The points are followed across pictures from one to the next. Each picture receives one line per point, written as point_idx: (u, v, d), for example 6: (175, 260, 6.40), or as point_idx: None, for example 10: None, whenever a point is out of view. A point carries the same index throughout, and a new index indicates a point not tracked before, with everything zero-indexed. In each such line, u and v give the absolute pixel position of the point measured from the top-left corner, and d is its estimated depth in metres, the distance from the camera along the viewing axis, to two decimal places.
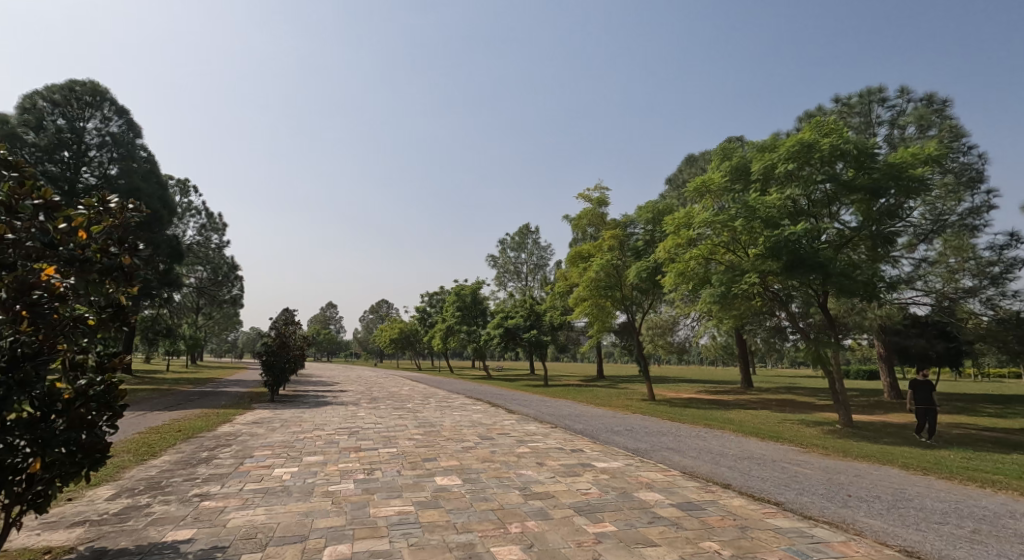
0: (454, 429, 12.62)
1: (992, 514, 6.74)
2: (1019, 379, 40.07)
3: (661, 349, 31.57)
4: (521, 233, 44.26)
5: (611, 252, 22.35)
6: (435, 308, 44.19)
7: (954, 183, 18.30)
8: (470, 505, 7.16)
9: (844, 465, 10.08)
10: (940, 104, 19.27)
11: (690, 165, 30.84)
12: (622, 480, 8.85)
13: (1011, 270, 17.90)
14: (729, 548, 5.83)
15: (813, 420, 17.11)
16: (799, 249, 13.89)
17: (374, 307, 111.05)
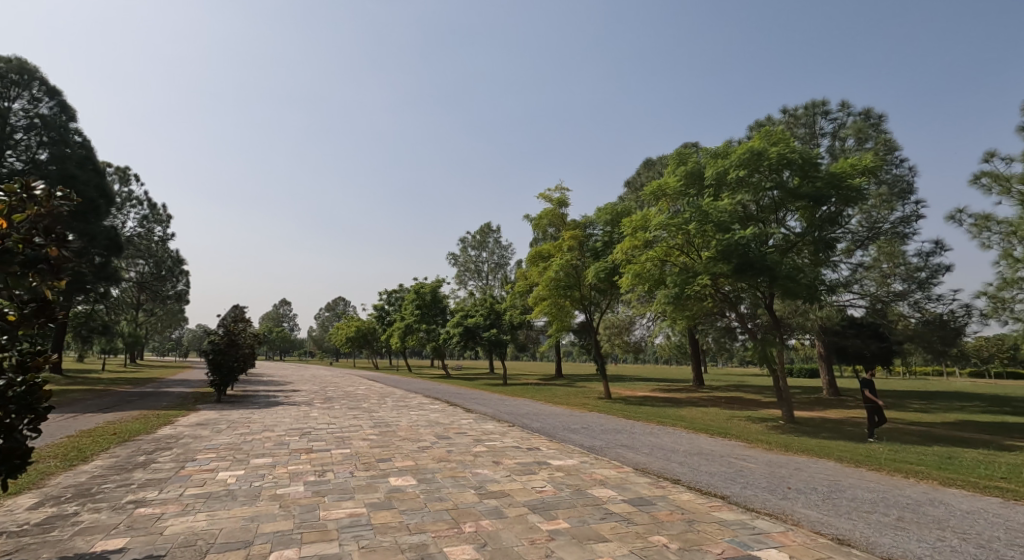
0: (411, 429, 12.53)
1: (916, 502, 7.20)
2: (943, 377, 42.80)
3: (618, 348, 32.11)
4: (481, 233, 44.24)
5: (570, 253, 22.63)
6: (393, 307, 43.61)
7: (888, 194, 19.38)
8: (424, 505, 7.15)
9: (786, 459, 10.53)
10: (876, 118, 20.41)
11: (647, 169, 31.49)
12: (576, 477, 9.00)
13: (934, 275, 19.21)
14: (676, 541, 6.02)
15: (759, 416, 17.79)
16: (748, 252, 14.42)
17: (330, 307, 109.18)
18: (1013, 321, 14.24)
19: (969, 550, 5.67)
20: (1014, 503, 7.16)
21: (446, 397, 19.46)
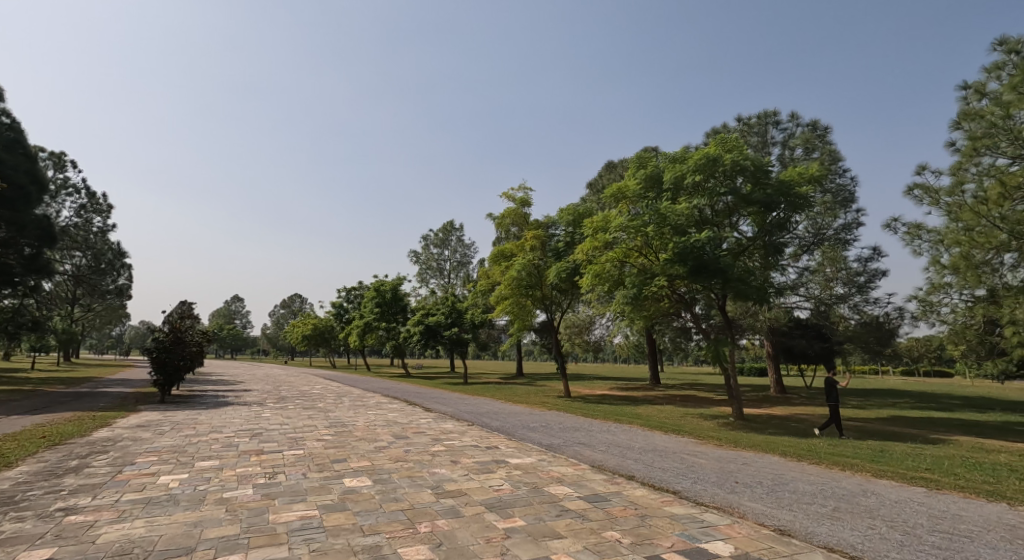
0: (367, 429, 12.39)
1: (850, 493, 7.59)
2: (882, 376, 45.11)
3: (578, 347, 32.49)
4: (443, 231, 44.02)
5: (532, 252, 22.77)
6: (352, 304, 42.84)
7: (832, 202, 20.32)
8: (378, 506, 7.10)
9: (734, 455, 10.90)
10: (822, 130, 21.34)
11: (609, 171, 31.97)
12: (533, 475, 9.10)
13: (871, 280, 20.25)
14: (629, 536, 6.16)
15: (711, 414, 18.33)
16: (703, 255, 14.84)
17: (287, 304, 106.69)
18: (940, 323, 15.16)
19: (896, 536, 6.03)
20: (939, 492, 7.62)
21: (406, 396, 19.26)
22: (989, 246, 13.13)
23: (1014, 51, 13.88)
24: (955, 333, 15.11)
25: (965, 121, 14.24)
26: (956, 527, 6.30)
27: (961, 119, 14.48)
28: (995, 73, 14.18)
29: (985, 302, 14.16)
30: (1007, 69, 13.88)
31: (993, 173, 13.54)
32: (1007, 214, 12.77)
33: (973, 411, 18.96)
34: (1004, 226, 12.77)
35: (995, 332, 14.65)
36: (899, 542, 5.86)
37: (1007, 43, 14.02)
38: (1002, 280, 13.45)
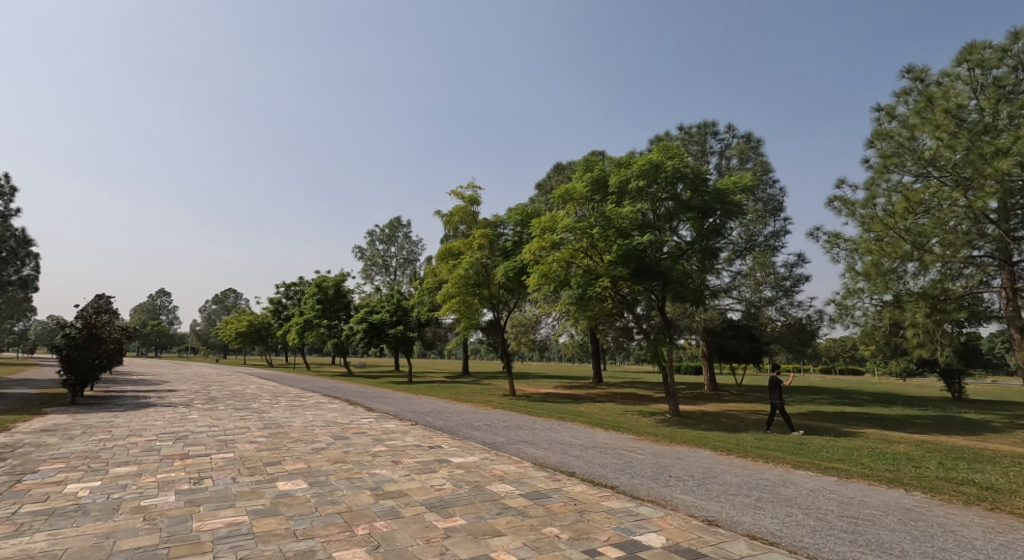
0: (305, 430, 12.03)
1: (772, 483, 8.03)
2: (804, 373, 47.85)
3: (524, 346, 32.70)
4: (390, 227, 43.29)
5: (480, 251, 22.68)
6: (291, 301, 41.41)
7: (762, 210, 21.41)
8: (313, 509, 6.91)
9: (669, 450, 11.29)
10: (755, 142, 22.41)
11: (557, 173, 32.36)
12: (475, 474, 9.08)
13: (796, 284, 21.45)
14: (567, 531, 6.27)
15: (649, 411, 18.86)
16: (645, 257, 15.29)
17: (221, 299, 102.27)
18: (853, 325, 16.23)
19: (811, 522, 6.41)
20: (851, 481, 8.17)
21: (347, 396, 18.77)
22: (895, 256, 14.29)
23: (919, 79, 15.55)
24: (866, 334, 16.23)
25: (877, 141, 15.87)
26: (861, 512, 6.79)
27: (874, 140, 16.08)
28: (903, 98, 15.87)
29: (892, 307, 15.31)
30: (913, 95, 15.60)
31: (900, 188, 14.90)
32: (912, 226, 13.91)
33: (881, 406, 20.46)
34: (907, 237, 13.97)
35: (896, 333, 15.95)
36: (812, 527, 6.24)
37: (914, 72, 15.71)
38: (905, 285, 14.68)
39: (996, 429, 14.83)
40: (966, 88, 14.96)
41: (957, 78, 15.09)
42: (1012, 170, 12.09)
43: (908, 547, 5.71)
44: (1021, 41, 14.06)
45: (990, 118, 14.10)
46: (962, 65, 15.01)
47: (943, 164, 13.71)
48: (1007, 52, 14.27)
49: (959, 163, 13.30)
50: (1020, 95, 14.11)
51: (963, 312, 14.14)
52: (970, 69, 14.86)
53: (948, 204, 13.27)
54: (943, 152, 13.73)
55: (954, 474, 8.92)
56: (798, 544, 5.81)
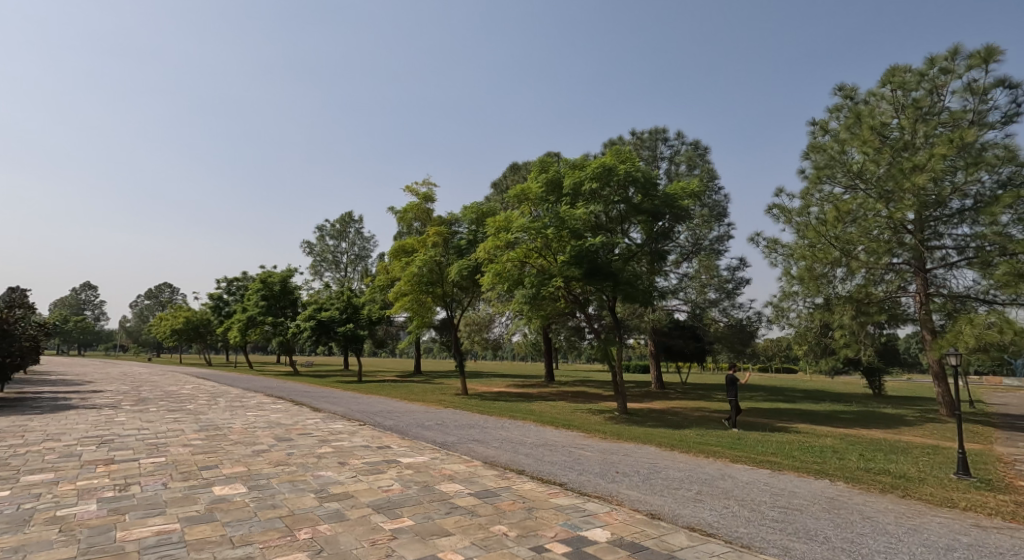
0: (245, 432, 11.57)
1: (712, 477, 8.28)
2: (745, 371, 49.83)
3: (477, 345, 32.61)
4: (341, 222, 42.25)
5: (434, 249, 22.41)
6: (234, 297, 39.80)
7: (708, 215, 22.14)
8: (252, 515, 6.63)
9: (616, 447, 11.48)
10: (703, 150, 23.14)
11: (513, 172, 32.37)
12: (425, 474, 8.95)
13: (737, 286, 22.27)
14: (515, 529, 6.26)
15: (598, 409, 19.17)
16: (597, 258, 15.51)
17: (156, 293, 97.64)
18: (789, 326, 17.01)
19: (746, 513, 6.63)
20: (783, 473, 8.53)
21: (291, 396, 18.18)
22: (825, 262, 15.11)
23: (849, 96, 16.69)
24: (799, 335, 17.03)
25: (811, 153, 16.78)
26: (791, 502, 7.08)
27: (809, 151, 16.95)
28: (834, 114, 16.90)
29: (822, 309, 16.11)
30: (843, 111, 16.69)
31: (831, 198, 15.89)
32: (838, 234, 14.74)
33: (812, 402, 21.54)
34: (836, 243, 14.90)
35: (825, 333, 16.86)
36: (746, 518, 6.46)
37: (843, 90, 16.78)
38: (834, 290, 15.43)
39: (911, 423, 15.89)
40: (889, 107, 15.95)
41: (882, 98, 16.11)
42: (926, 185, 13.34)
43: (831, 533, 5.99)
44: (936, 66, 15.06)
45: (909, 137, 15.15)
46: (886, 86, 16.02)
47: (868, 177, 15.14)
48: (925, 76, 15.25)
49: (881, 178, 14.65)
50: (934, 116, 15.13)
51: (884, 315, 15.05)
52: (893, 90, 15.89)
53: (872, 214, 14.60)
54: (868, 166, 15.05)
55: (874, 464, 9.48)
56: (733, 534, 5.99)
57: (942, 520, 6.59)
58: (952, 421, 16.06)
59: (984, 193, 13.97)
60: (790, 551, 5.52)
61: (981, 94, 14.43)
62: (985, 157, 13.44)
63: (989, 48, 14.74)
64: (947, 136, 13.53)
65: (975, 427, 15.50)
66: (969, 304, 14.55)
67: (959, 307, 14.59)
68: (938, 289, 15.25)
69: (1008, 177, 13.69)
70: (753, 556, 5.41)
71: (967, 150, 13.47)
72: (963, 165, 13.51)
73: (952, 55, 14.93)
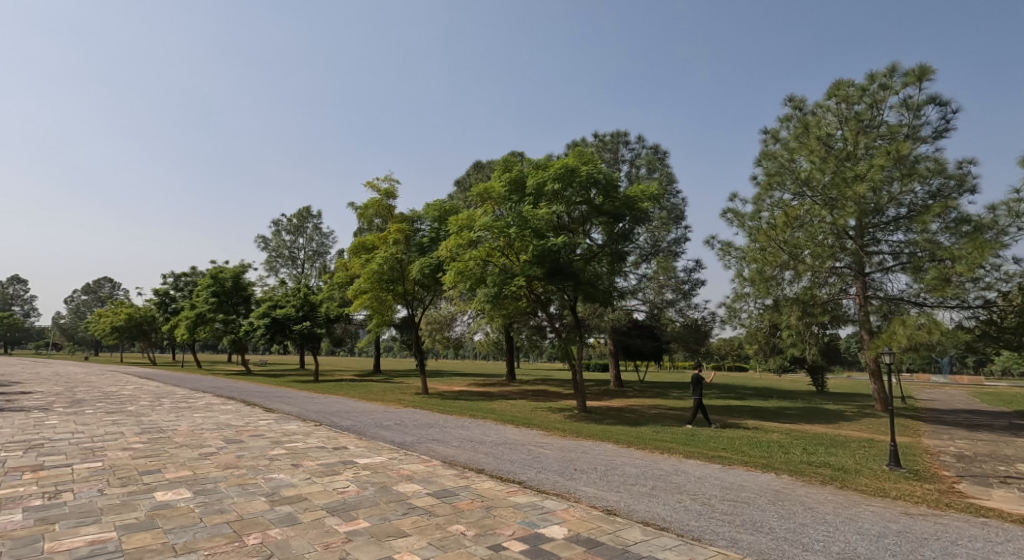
0: (191, 434, 11.08)
1: (667, 472, 8.39)
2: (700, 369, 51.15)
3: (438, 343, 32.32)
4: (298, 217, 41.15)
5: (395, 246, 22.06)
6: (181, 292, 38.23)
7: (666, 218, 22.56)
8: (197, 521, 6.32)
9: (575, 444, 11.52)
10: (662, 154, 23.56)
11: (477, 170, 32.20)
12: (382, 474, 8.76)
13: (693, 287, 22.80)
14: (473, 528, 6.17)
15: (558, 407, 19.28)
16: (559, 258, 15.55)
17: (96, 287, 92.97)
18: (740, 326, 17.49)
19: (698, 507, 6.73)
20: (733, 467, 8.73)
21: (243, 396, 17.58)
22: (775, 265, 15.71)
23: (798, 107, 17.25)
24: (751, 334, 17.51)
25: (763, 160, 17.28)
26: (741, 495, 7.24)
27: (760, 159, 17.47)
28: (784, 124, 17.44)
29: (772, 310, 16.62)
30: (793, 121, 17.25)
31: (781, 205, 16.42)
32: (787, 239, 15.42)
33: (761, 399, 22.26)
34: (785, 248, 15.52)
35: (774, 333, 17.43)
36: (698, 511, 6.56)
37: (793, 101, 17.35)
38: (782, 291, 15.93)
39: (850, 418, 16.60)
40: (834, 119, 16.54)
41: (828, 110, 16.70)
42: (866, 194, 14.15)
43: (776, 524, 6.14)
44: (876, 82, 15.74)
45: (852, 148, 15.80)
46: (831, 99, 16.61)
47: (814, 185, 15.42)
48: (866, 90, 15.91)
49: (826, 185, 15.06)
50: (875, 129, 15.82)
51: (828, 317, 15.41)
52: (837, 103, 16.47)
53: (819, 220, 15.15)
54: (815, 173, 15.35)
55: (817, 458, 9.83)
56: (685, 527, 6.06)
57: (880, 509, 6.86)
58: (887, 416, 16.87)
59: (917, 203, 14.70)
60: (738, 542, 5.62)
61: (915, 110, 15.19)
62: (918, 169, 14.25)
63: (922, 67, 15.49)
64: (886, 148, 14.28)
65: (907, 421, 16.34)
66: (903, 306, 15.28)
67: (894, 309, 15.33)
68: (876, 291, 16.00)
69: (937, 189, 14.46)
70: (704, 548, 5.48)
71: (902, 162, 14.27)
72: (899, 175, 14.30)
73: (890, 71, 15.65)
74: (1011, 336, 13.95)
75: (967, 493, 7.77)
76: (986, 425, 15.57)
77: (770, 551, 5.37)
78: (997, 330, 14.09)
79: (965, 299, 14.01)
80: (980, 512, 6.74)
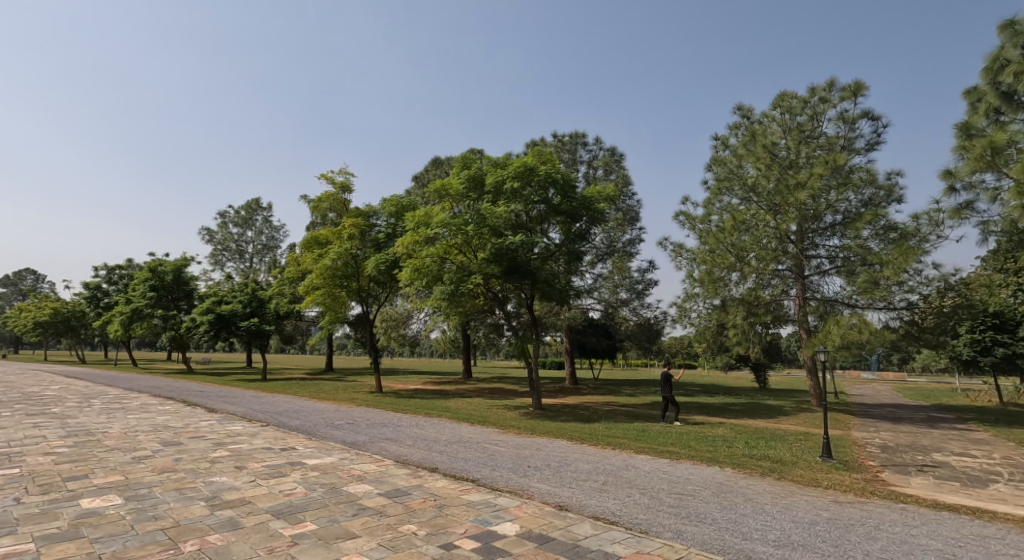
0: (124, 437, 10.45)
1: (618, 467, 8.45)
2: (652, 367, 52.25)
3: (394, 341, 31.81)
4: (247, 209, 39.67)
5: (350, 242, 21.52)
6: (116, 286, 36.23)
7: (622, 219, 22.91)
8: (128, 529, 5.92)
9: (529, 441, 11.49)
10: (618, 156, 23.90)
11: (435, 166, 31.79)
12: (332, 475, 8.48)
13: (647, 287, 23.22)
14: (425, 528, 6.02)
15: (513, 405, 19.25)
16: (516, 256, 15.53)
17: (18, 280, 87.19)
18: (690, 325, 17.91)
19: (647, 501, 6.77)
20: (681, 461, 8.88)
21: (183, 396, 16.71)
22: (723, 267, 16.15)
23: (746, 115, 17.79)
24: (700, 333, 17.93)
25: (713, 165, 17.71)
26: (687, 488, 7.37)
27: (711, 164, 17.91)
28: (733, 131, 17.95)
29: (720, 310, 17.07)
30: (741, 129, 17.78)
31: (729, 209, 16.88)
32: (735, 242, 15.91)
33: (708, 396, 22.89)
34: (733, 251, 15.98)
35: (722, 332, 17.90)
36: (646, 505, 6.62)
37: (741, 109, 17.91)
38: (729, 292, 16.40)
39: (788, 412, 17.27)
40: (779, 129, 17.07)
41: (773, 120, 17.26)
42: (806, 201, 14.79)
43: (719, 515, 6.25)
44: (816, 95, 16.39)
45: (794, 157, 16.44)
46: (776, 109, 17.19)
47: (760, 191, 16.12)
48: (808, 103, 16.53)
49: (771, 192, 15.69)
50: (815, 140, 16.49)
51: (771, 317, 16.02)
52: (782, 113, 17.06)
53: (763, 225, 15.69)
54: (761, 180, 15.98)
55: (758, 451, 10.15)
56: (634, 521, 6.08)
57: (817, 498, 7.11)
58: (821, 410, 17.63)
59: (851, 210, 15.37)
60: (682, 533, 5.69)
61: (851, 123, 15.91)
62: (852, 179, 14.99)
63: (858, 83, 16.23)
64: (824, 157, 14.94)
65: (839, 415, 17.14)
66: (838, 308, 15.98)
67: (829, 310, 16.03)
68: (814, 293, 16.66)
69: (869, 198, 15.19)
70: (651, 540, 5.52)
71: (838, 171, 14.96)
72: (836, 184, 15.01)
73: (829, 86, 16.32)
74: (930, 335, 14.79)
75: (888, 481, 8.17)
76: (908, 418, 16.51)
77: (712, 541, 5.45)
78: (918, 330, 14.89)
79: (891, 301, 14.77)
80: (901, 498, 7.08)
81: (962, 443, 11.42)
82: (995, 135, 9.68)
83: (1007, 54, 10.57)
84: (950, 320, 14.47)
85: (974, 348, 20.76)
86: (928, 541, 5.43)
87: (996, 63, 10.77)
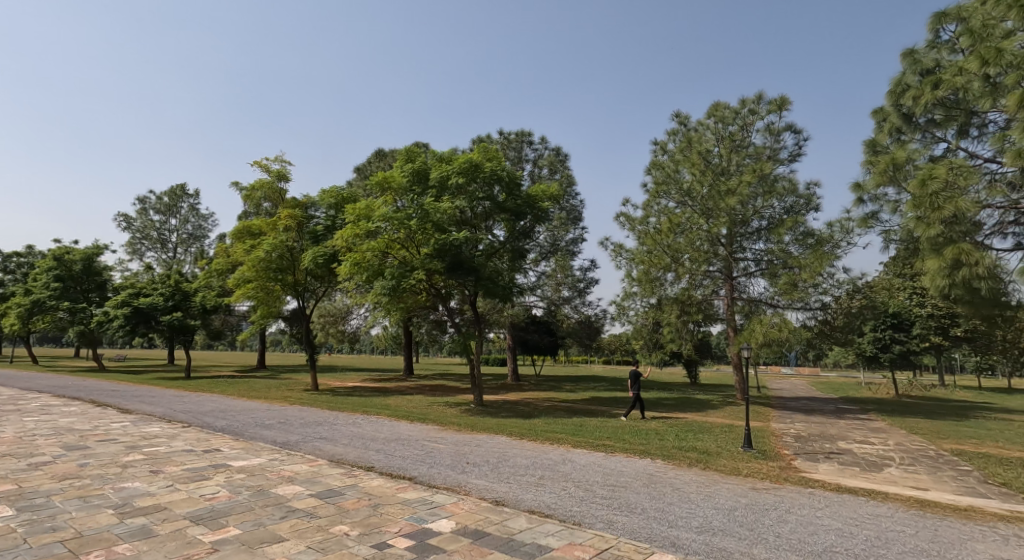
0: (21, 442, 9.55)
1: (555, 462, 8.49)
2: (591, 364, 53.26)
3: (332, 337, 30.80)
4: (172, 195, 37.31)
5: (286, 234, 20.61)
6: (18, 275, 33.30)
7: (565, 218, 23.14)
8: (20, 542, 5.39)
9: (468, 439, 11.38)
10: (563, 157, 24.13)
11: (378, 159, 31.01)
12: (259, 477, 8.07)
13: (588, 285, 23.60)
14: (357, 528, 5.81)
15: (453, 402, 19.04)
16: (458, 253, 15.35)
17: None
18: (627, 323, 18.26)
19: (581, 494, 6.82)
20: (616, 455, 9.04)
21: (93, 396, 15.45)
22: (660, 267, 16.54)
23: (683, 122, 18.32)
24: (637, 331, 18.32)
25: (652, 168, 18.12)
26: (619, 480, 7.49)
27: (650, 167, 18.32)
28: (670, 137, 18.46)
29: (654, 308, 17.48)
30: (678, 135, 18.29)
31: (666, 211, 17.37)
32: (671, 242, 16.40)
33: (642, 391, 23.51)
34: (669, 252, 16.43)
35: (657, 330, 18.37)
36: (580, 498, 6.66)
37: (679, 116, 18.47)
38: (665, 291, 16.86)
39: (715, 406, 17.99)
40: (712, 137, 17.62)
41: (706, 127, 17.80)
42: (736, 206, 15.47)
43: (649, 505, 6.39)
44: (746, 106, 17.14)
45: (726, 163, 17.10)
46: (710, 118, 17.75)
47: (694, 195, 16.77)
48: (739, 113, 17.26)
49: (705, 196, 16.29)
50: (745, 148, 17.20)
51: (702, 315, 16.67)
52: (715, 122, 17.65)
53: (697, 227, 16.28)
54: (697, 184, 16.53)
55: (688, 443, 10.50)
56: (569, 514, 6.10)
57: (740, 486, 7.40)
58: (746, 404, 18.47)
59: (775, 216, 16.13)
60: (613, 524, 5.75)
61: (777, 134, 16.73)
62: (776, 187, 15.78)
63: (783, 97, 17.07)
64: (753, 166, 15.65)
65: (761, 407, 18.00)
66: (762, 308, 16.76)
67: (754, 309, 16.78)
68: (741, 294, 17.40)
69: (791, 206, 15.98)
70: (584, 531, 5.55)
71: (765, 179, 15.74)
72: (762, 191, 15.79)
73: (758, 98, 17.10)
74: (840, 334, 15.73)
75: (801, 468, 8.65)
76: (821, 410, 17.55)
77: (641, 530, 5.55)
78: (830, 329, 15.81)
79: (807, 302, 15.58)
80: (811, 483, 7.50)
81: (865, 432, 12.28)
82: (898, 152, 10.42)
83: (908, 80, 11.38)
84: (858, 320, 15.52)
85: (877, 345, 22.17)
86: (832, 521, 5.75)
87: (899, 86, 11.50)
